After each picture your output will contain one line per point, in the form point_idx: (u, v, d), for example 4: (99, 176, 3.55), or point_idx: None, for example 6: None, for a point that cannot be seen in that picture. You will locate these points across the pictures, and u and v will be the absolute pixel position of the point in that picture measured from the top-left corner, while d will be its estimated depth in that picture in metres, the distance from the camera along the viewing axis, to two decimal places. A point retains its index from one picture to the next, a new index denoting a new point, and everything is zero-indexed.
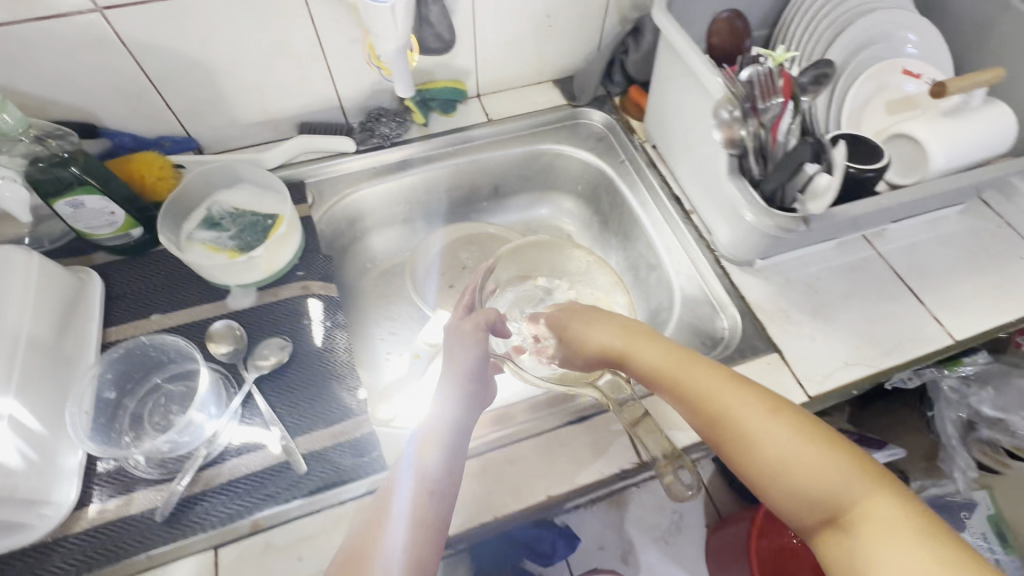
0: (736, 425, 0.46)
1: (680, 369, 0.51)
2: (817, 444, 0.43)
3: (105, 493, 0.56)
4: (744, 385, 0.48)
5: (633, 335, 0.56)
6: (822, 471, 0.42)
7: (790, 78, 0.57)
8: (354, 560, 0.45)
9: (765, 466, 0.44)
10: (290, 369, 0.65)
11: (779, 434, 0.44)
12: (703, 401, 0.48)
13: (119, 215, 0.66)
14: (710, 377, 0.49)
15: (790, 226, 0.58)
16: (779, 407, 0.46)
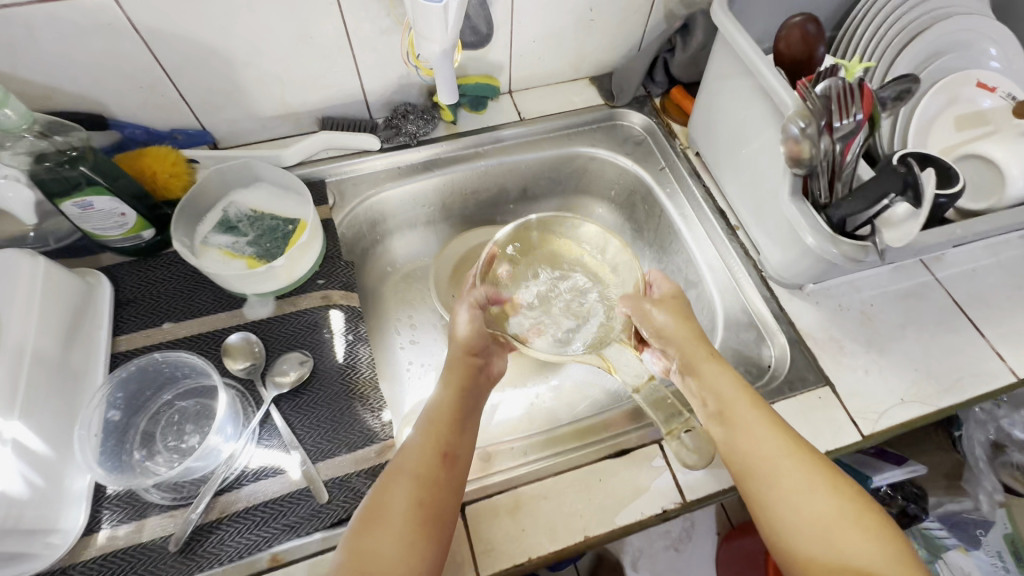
0: (779, 477, 0.49)
1: (738, 401, 0.53)
2: (859, 516, 0.45)
3: (116, 517, 0.52)
4: (798, 443, 0.50)
5: (693, 340, 0.58)
6: (860, 546, 0.43)
7: (870, 93, 0.52)
8: (373, 517, 0.45)
9: (804, 525, 0.46)
10: (310, 387, 0.61)
11: (824, 498, 0.47)
12: (750, 445, 0.51)
13: (129, 215, 0.61)
14: (765, 420, 0.51)
15: (859, 256, 0.53)
16: (828, 473, 0.48)
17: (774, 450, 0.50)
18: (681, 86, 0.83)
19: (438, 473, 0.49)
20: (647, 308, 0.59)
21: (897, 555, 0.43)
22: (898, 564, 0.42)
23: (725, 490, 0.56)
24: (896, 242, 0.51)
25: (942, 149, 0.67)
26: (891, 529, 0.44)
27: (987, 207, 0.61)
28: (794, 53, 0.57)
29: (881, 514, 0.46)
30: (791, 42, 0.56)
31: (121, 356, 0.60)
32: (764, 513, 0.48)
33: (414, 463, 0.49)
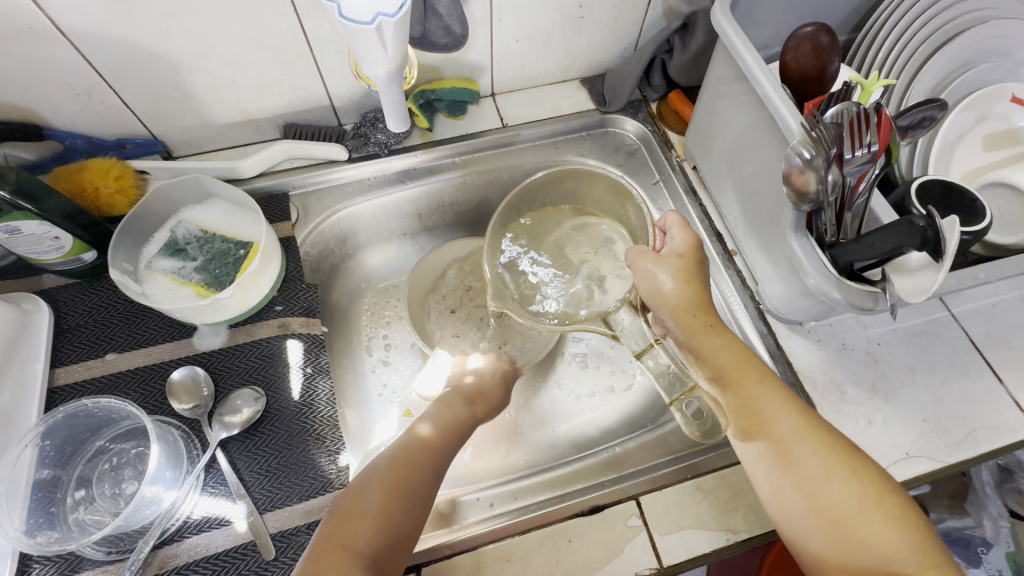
0: (794, 458, 0.43)
1: (745, 372, 0.46)
2: (877, 497, 0.40)
3: (45, 573, 0.48)
4: (811, 419, 0.44)
5: (700, 305, 0.48)
6: (876, 528, 0.39)
7: (889, 120, 0.45)
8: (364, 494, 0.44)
9: (817, 507, 0.41)
10: (262, 428, 0.56)
11: (842, 481, 0.41)
12: (761, 421, 0.44)
13: (65, 239, 0.56)
14: (774, 394, 0.45)
15: (868, 304, 0.48)
16: (844, 452, 0.42)
17: (786, 429, 0.44)
18: (680, 90, 0.76)
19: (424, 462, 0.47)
20: (651, 268, 0.47)
21: (917, 541, 0.38)
22: (918, 551, 0.38)
23: (706, 555, 0.51)
24: (912, 293, 0.45)
25: (965, 174, 0.60)
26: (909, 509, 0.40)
27: (1015, 242, 0.54)
28: (802, 68, 0.50)
29: (901, 493, 0.41)
30: (799, 54, 0.49)
31: (59, 390, 0.56)
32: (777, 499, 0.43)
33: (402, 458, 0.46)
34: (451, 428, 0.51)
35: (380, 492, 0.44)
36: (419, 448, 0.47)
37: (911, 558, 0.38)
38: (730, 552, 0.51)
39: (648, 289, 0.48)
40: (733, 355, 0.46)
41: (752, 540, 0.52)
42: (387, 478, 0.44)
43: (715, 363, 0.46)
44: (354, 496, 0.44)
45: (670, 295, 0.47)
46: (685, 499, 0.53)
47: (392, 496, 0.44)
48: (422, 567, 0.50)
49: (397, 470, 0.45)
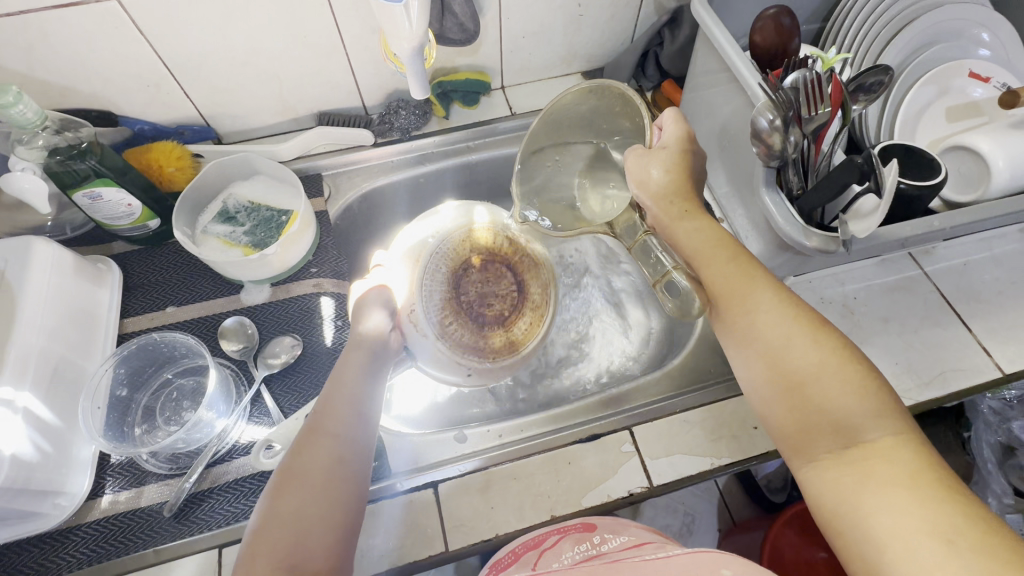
0: (759, 331, 0.45)
1: (717, 253, 0.49)
2: (840, 363, 0.42)
3: (117, 484, 0.56)
4: (783, 295, 0.46)
5: (684, 194, 0.51)
6: (835, 395, 0.40)
7: (840, 84, 0.52)
8: (285, 484, 0.44)
9: (779, 375, 0.43)
10: (300, 368, 0.64)
11: (807, 349, 0.43)
12: (727, 294, 0.47)
13: (136, 206, 0.65)
14: (740, 269, 0.48)
15: (831, 247, 0.53)
16: (810, 326, 0.44)
17: (756, 303, 0.46)
18: (672, 79, 0.83)
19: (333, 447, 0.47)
20: (643, 164, 0.52)
21: (879, 408, 0.40)
22: (882, 418, 0.39)
23: (691, 477, 0.57)
24: (862, 232, 0.51)
25: (930, 141, 0.66)
26: (870, 377, 0.41)
27: (972, 198, 0.60)
28: (768, 46, 0.58)
29: (864, 360, 0.42)
30: (765, 34, 0.57)
31: (127, 337, 0.65)
32: (749, 370, 0.46)
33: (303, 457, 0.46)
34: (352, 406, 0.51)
35: (282, 494, 0.44)
36: (315, 440, 0.47)
37: (872, 425, 0.39)
38: (716, 475, 0.57)
39: (636, 180, 0.52)
40: (699, 242, 0.50)
41: (734, 465, 0.57)
42: (281, 483, 0.44)
43: (687, 245, 0.51)
44: (264, 510, 0.43)
45: (654, 184, 0.51)
46: (673, 428, 0.59)
47: (292, 497, 0.43)
48: (438, 485, 0.56)
49: (292, 475, 0.45)
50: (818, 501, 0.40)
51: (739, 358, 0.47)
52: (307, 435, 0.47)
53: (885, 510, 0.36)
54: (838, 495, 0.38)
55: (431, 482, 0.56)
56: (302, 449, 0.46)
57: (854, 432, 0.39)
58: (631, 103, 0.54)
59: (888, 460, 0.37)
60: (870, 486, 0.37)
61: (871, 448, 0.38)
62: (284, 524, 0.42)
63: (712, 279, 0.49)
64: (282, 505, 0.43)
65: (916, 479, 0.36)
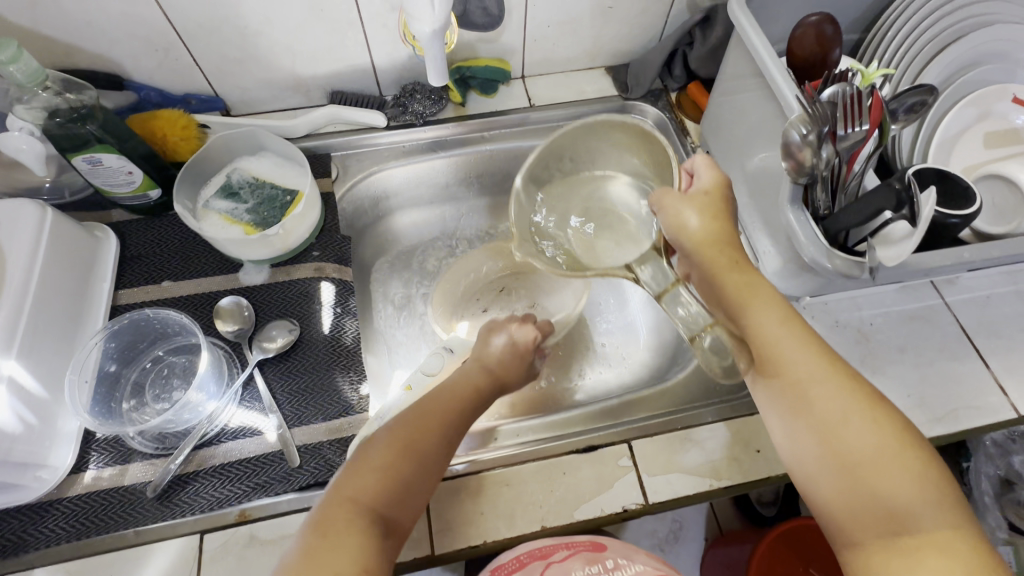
0: (812, 400, 0.44)
1: (768, 312, 0.47)
2: (899, 449, 0.40)
3: (102, 460, 0.55)
4: (838, 367, 0.44)
5: (722, 242, 0.51)
6: (894, 480, 0.40)
7: (881, 101, 0.50)
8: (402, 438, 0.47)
9: (831, 452, 0.42)
10: (295, 355, 0.63)
11: (865, 428, 0.41)
12: (784, 359, 0.45)
13: (137, 174, 0.63)
14: (798, 342, 0.46)
15: (853, 272, 0.51)
16: (868, 402, 0.43)
17: (808, 373, 0.44)
18: (699, 81, 0.80)
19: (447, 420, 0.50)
20: (676, 206, 0.51)
21: (938, 495, 0.39)
22: (940, 508, 0.39)
23: (689, 496, 0.55)
24: (890, 261, 0.48)
25: (965, 166, 0.63)
26: (925, 465, 0.40)
27: (1005, 230, 0.57)
28: (806, 55, 0.55)
29: (922, 444, 0.41)
30: (804, 42, 0.54)
31: (121, 309, 0.63)
32: (798, 440, 0.44)
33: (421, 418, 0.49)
34: (466, 405, 0.52)
35: (390, 451, 0.46)
36: (431, 417, 0.49)
37: (930, 515, 0.38)
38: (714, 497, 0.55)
39: (672, 224, 0.52)
40: (756, 299, 0.48)
41: (734, 487, 0.56)
42: (394, 439, 0.47)
43: (739, 298, 0.48)
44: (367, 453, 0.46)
45: (693, 231, 0.50)
46: (672, 445, 0.57)
47: (399, 458, 0.46)
48: None
49: (404, 438, 0.47)
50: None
51: (788, 425, 0.45)
52: (427, 412, 0.50)
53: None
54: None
55: None
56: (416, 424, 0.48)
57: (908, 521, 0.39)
58: (658, 153, 0.56)
59: (942, 551, 0.37)
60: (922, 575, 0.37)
61: (929, 537, 0.38)
62: (382, 478, 0.45)
63: (768, 343, 0.46)
64: (388, 456, 0.46)
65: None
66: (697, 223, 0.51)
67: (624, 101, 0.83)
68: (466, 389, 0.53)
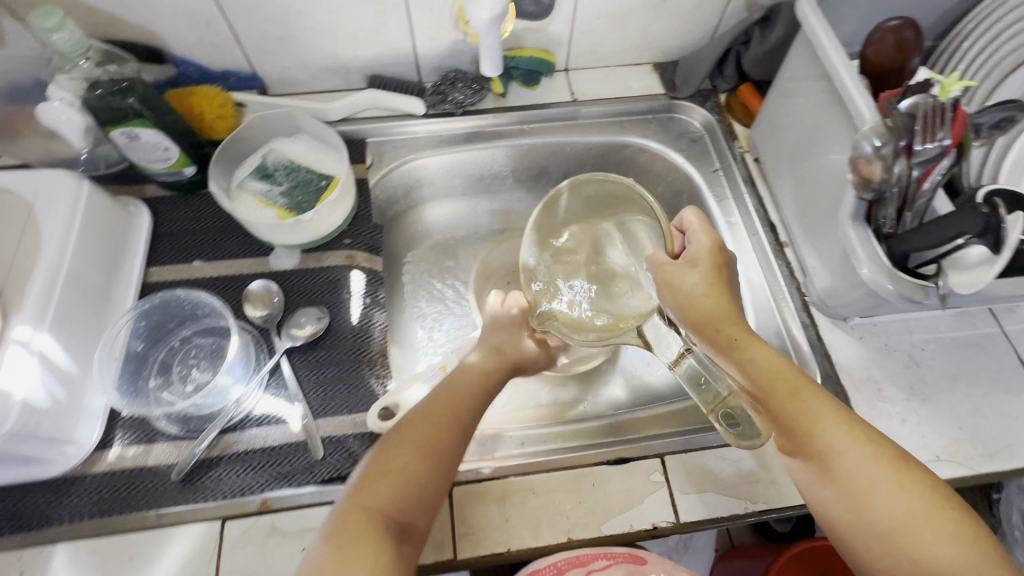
0: (840, 468, 0.42)
1: (784, 383, 0.45)
2: (930, 512, 0.39)
3: (127, 438, 0.55)
4: (857, 429, 0.43)
5: (726, 317, 0.49)
6: (934, 546, 0.38)
7: (964, 117, 0.47)
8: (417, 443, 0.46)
9: (862, 520, 0.41)
10: (324, 343, 0.62)
11: (893, 494, 0.40)
12: (804, 427, 0.44)
13: (173, 151, 0.62)
14: (820, 408, 0.44)
15: (917, 296, 0.48)
16: (894, 464, 0.41)
17: (827, 442, 0.43)
18: (752, 83, 0.77)
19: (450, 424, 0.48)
20: (675, 275, 0.51)
21: (981, 558, 0.38)
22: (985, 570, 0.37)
23: (722, 518, 0.53)
24: (962, 287, 0.46)
25: None
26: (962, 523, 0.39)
27: None
28: (882, 61, 0.52)
29: (956, 501, 0.40)
30: (882, 48, 0.51)
31: (150, 286, 0.63)
32: (827, 508, 0.43)
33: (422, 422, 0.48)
34: (473, 409, 0.51)
35: (410, 454, 0.45)
36: (443, 420, 0.48)
37: None
38: (747, 520, 0.53)
39: (671, 293, 0.51)
40: (772, 368, 0.46)
41: (769, 511, 0.53)
42: (407, 442, 0.46)
43: (751, 372, 0.46)
44: (379, 458, 0.45)
45: (692, 299, 0.50)
46: (706, 463, 0.55)
47: (419, 462, 0.45)
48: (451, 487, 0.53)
49: (420, 444, 0.46)
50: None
51: (816, 491, 0.44)
52: (438, 417, 0.48)
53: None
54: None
55: None
56: (429, 428, 0.47)
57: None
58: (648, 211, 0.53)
59: None
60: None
61: None
62: (402, 483, 0.43)
63: (792, 410, 0.44)
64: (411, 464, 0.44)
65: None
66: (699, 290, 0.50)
67: (669, 100, 0.80)
68: (471, 393, 0.52)
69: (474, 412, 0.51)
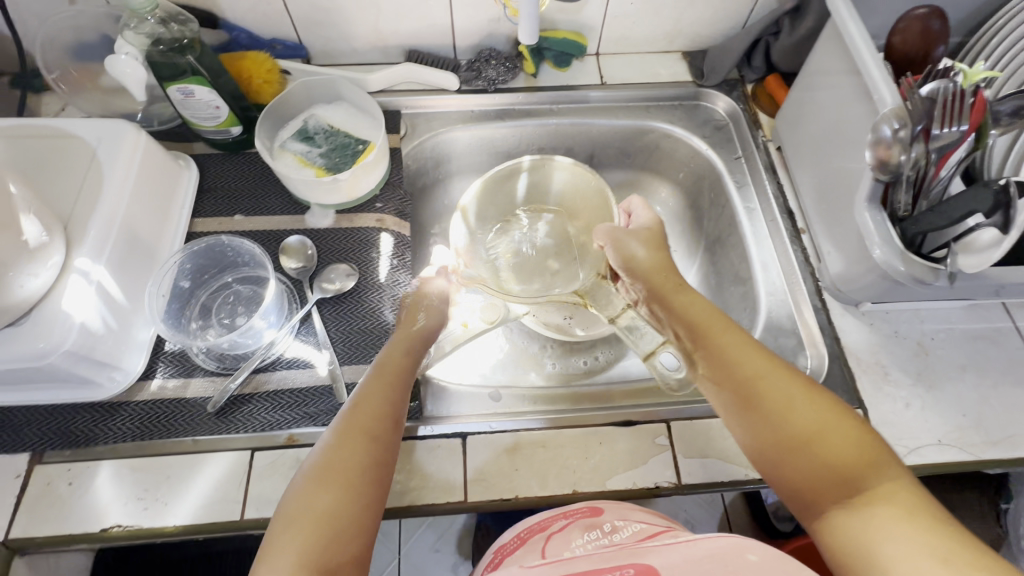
0: (759, 395, 0.46)
1: (715, 325, 0.51)
2: (835, 420, 0.43)
3: (168, 371, 0.59)
4: (774, 360, 0.48)
5: (669, 269, 0.58)
6: (838, 448, 0.42)
7: (984, 102, 0.48)
8: (349, 435, 0.45)
9: (782, 436, 0.44)
10: (352, 298, 0.65)
11: (804, 408, 0.44)
12: (731, 359, 0.48)
13: (223, 110, 0.66)
14: (739, 343, 0.49)
15: (928, 278, 0.50)
16: (799, 381, 0.46)
17: (750, 369, 0.47)
18: (779, 74, 0.78)
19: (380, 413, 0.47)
20: (623, 240, 0.61)
21: (877, 456, 0.41)
22: (881, 466, 0.40)
23: (722, 483, 0.55)
24: (970, 268, 0.47)
25: None
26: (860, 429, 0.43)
27: None
28: (907, 49, 0.54)
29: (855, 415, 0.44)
30: (907, 36, 0.53)
31: (195, 235, 0.67)
32: (754, 435, 0.45)
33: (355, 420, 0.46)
34: (391, 407, 0.49)
35: (340, 451, 0.44)
36: (353, 427, 0.46)
37: (876, 472, 0.40)
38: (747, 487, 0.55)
39: (619, 253, 0.61)
40: (701, 314, 0.52)
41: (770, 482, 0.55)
42: (332, 446, 0.44)
43: (688, 316, 0.52)
44: (291, 502, 0.41)
45: (640, 259, 0.59)
46: (712, 430, 0.57)
47: (331, 492, 0.41)
48: (467, 437, 0.56)
49: (347, 436, 0.45)
50: (840, 546, 0.39)
51: (742, 420, 0.46)
52: (363, 411, 0.47)
53: (895, 542, 0.36)
54: (857, 536, 0.38)
55: (461, 432, 0.57)
56: (342, 444, 0.44)
57: (860, 477, 0.40)
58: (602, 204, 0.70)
59: (892, 497, 0.39)
60: (878, 527, 0.38)
61: (878, 493, 0.39)
62: (319, 525, 0.40)
63: (719, 345, 0.49)
64: (341, 461, 0.43)
65: (915, 516, 0.37)
66: (645, 253, 0.59)
67: (695, 88, 0.81)
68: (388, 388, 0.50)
69: (393, 407, 0.49)
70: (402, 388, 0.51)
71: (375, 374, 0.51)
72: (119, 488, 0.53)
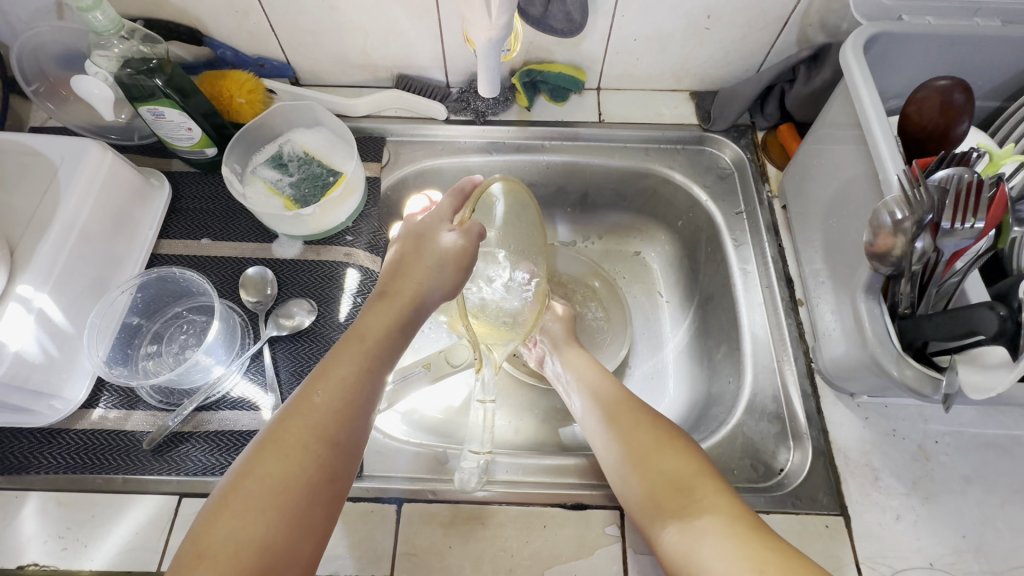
0: (614, 420, 0.55)
1: (594, 370, 0.61)
2: (670, 442, 0.51)
3: (111, 401, 0.58)
4: (625, 396, 0.57)
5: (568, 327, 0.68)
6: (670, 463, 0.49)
7: (1006, 196, 0.41)
8: (297, 428, 0.41)
9: (633, 456, 0.51)
10: (307, 337, 0.62)
11: (646, 433, 0.52)
12: (596, 393, 0.58)
13: (195, 131, 0.64)
14: (608, 394, 0.58)
15: (925, 390, 0.43)
16: (649, 416, 0.54)
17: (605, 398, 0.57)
18: (792, 124, 0.72)
19: (347, 401, 0.43)
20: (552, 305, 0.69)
21: (702, 473, 0.48)
22: (708, 483, 0.47)
23: None
24: (976, 389, 0.40)
25: None
26: (693, 453, 0.50)
27: None
28: (924, 122, 0.48)
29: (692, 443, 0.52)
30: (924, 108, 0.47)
31: (159, 257, 0.66)
32: (620, 457, 0.52)
33: (312, 411, 0.42)
34: (354, 402, 0.43)
35: (290, 453, 0.40)
36: (301, 429, 0.41)
37: (703, 488, 0.47)
38: None
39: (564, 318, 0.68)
40: (577, 360, 0.63)
41: None
42: (284, 443, 0.41)
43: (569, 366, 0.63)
44: (208, 525, 0.38)
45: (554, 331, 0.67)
46: None
47: (265, 513, 0.38)
48: (402, 503, 0.53)
49: (297, 435, 0.41)
50: (670, 558, 0.45)
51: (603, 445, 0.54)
52: (326, 397, 0.43)
53: (711, 549, 0.42)
54: (685, 547, 0.44)
55: (395, 498, 0.53)
56: (281, 449, 0.40)
57: (690, 490, 0.47)
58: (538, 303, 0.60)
59: (712, 508, 0.45)
60: (703, 539, 0.43)
61: (706, 506, 0.45)
62: (247, 549, 0.37)
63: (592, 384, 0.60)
64: (291, 468, 0.40)
65: (734, 528, 0.43)
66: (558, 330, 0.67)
67: (701, 132, 0.75)
68: (353, 377, 0.44)
69: (350, 398, 0.43)
70: (369, 375, 0.45)
71: (343, 350, 0.45)
72: (43, 522, 0.52)
